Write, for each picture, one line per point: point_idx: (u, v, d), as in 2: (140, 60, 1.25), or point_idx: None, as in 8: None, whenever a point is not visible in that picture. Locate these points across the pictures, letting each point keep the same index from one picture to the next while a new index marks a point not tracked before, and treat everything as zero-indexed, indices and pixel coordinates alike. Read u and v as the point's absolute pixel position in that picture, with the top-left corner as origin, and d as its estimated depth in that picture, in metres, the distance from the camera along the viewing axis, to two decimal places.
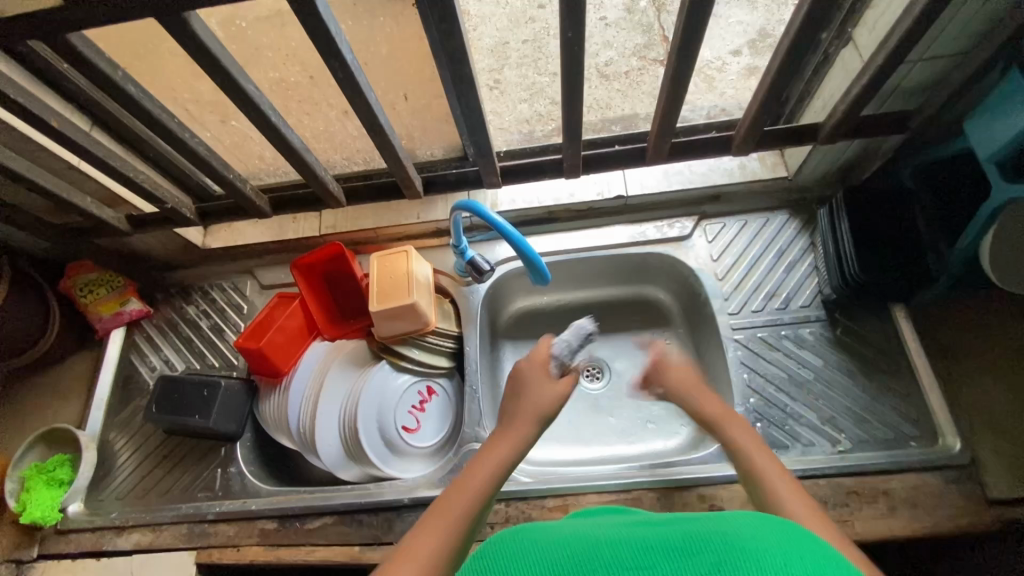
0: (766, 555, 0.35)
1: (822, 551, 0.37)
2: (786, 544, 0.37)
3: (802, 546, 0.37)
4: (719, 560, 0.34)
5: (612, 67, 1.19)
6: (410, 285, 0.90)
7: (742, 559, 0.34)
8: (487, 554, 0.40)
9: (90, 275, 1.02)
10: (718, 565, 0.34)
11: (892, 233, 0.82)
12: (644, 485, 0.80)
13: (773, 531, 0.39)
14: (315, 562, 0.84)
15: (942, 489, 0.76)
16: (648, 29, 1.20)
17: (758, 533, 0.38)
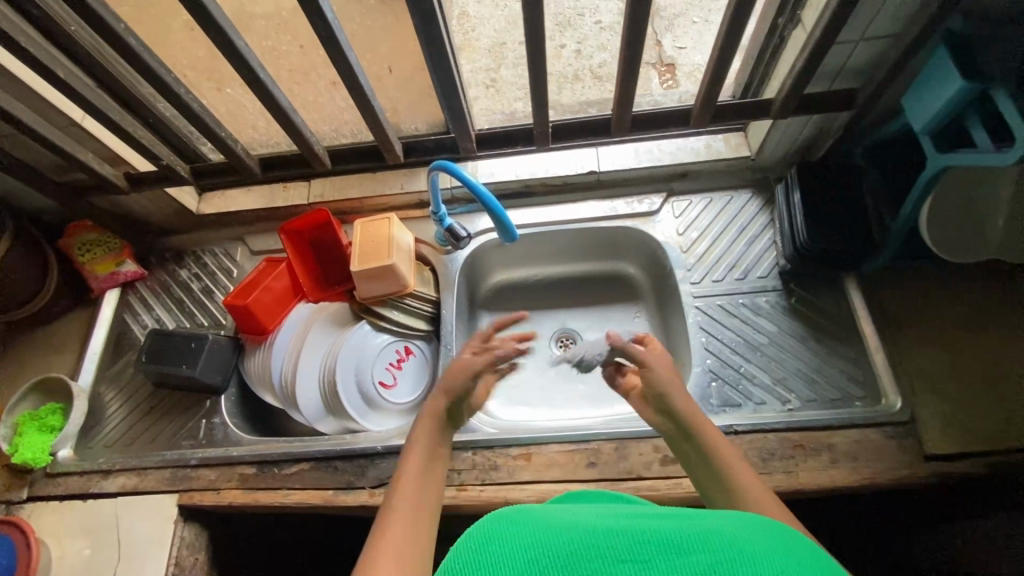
0: (762, 560, 0.37)
1: (811, 554, 0.40)
2: (779, 545, 0.39)
3: (793, 547, 0.40)
4: (716, 561, 0.37)
5: (607, 69, 1.34)
6: (390, 247, 0.95)
7: (739, 563, 0.36)
8: (485, 539, 0.42)
9: (89, 234, 1.07)
10: (715, 565, 0.36)
11: (841, 206, 0.87)
12: (603, 436, 0.85)
13: (766, 531, 0.41)
14: (289, 505, 0.88)
15: (882, 443, 0.81)
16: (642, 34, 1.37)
17: (753, 532, 0.40)
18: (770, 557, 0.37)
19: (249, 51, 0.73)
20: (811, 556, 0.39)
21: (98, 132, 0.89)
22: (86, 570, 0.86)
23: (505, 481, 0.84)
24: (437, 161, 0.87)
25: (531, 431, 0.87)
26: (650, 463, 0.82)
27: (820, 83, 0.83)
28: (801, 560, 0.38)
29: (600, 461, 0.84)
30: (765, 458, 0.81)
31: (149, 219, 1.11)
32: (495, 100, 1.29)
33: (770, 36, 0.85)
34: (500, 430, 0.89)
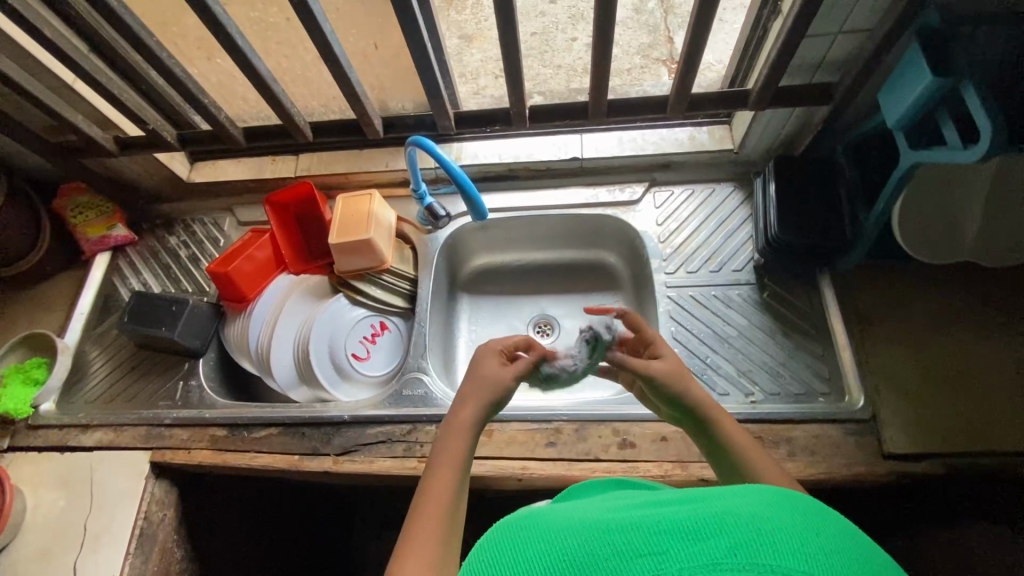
0: (780, 536, 0.36)
1: (828, 522, 0.38)
2: (797, 519, 0.38)
3: (817, 520, 0.38)
4: (735, 542, 0.35)
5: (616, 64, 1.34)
6: (368, 223, 0.97)
7: (758, 543, 0.35)
8: (502, 550, 0.41)
9: (81, 198, 1.10)
10: (734, 548, 0.35)
11: (818, 202, 0.87)
12: (564, 418, 0.86)
13: (778, 501, 0.39)
14: (255, 468, 0.90)
15: (840, 440, 0.81)
16: (654, 30, 1.37)
17: (770, 506, 0.39)
18: (790, 536, 0.36)
19: (229, 20, 0.74)
20: (825, 524, 0.38)
21: (89, 94, 0.91)
22: (60, 518, 0.90)
23: None
24: (414, 137, 0.88)
25: None
26: (608, 446, 0.83)
27: (799, 76, 0.83)
28: (822, 530, 0.37)
29: (559, 441, 0.85)
30: None
31: (141, 185, 1.14)
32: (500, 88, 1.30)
33: (754, 27, 0.85)
34: None
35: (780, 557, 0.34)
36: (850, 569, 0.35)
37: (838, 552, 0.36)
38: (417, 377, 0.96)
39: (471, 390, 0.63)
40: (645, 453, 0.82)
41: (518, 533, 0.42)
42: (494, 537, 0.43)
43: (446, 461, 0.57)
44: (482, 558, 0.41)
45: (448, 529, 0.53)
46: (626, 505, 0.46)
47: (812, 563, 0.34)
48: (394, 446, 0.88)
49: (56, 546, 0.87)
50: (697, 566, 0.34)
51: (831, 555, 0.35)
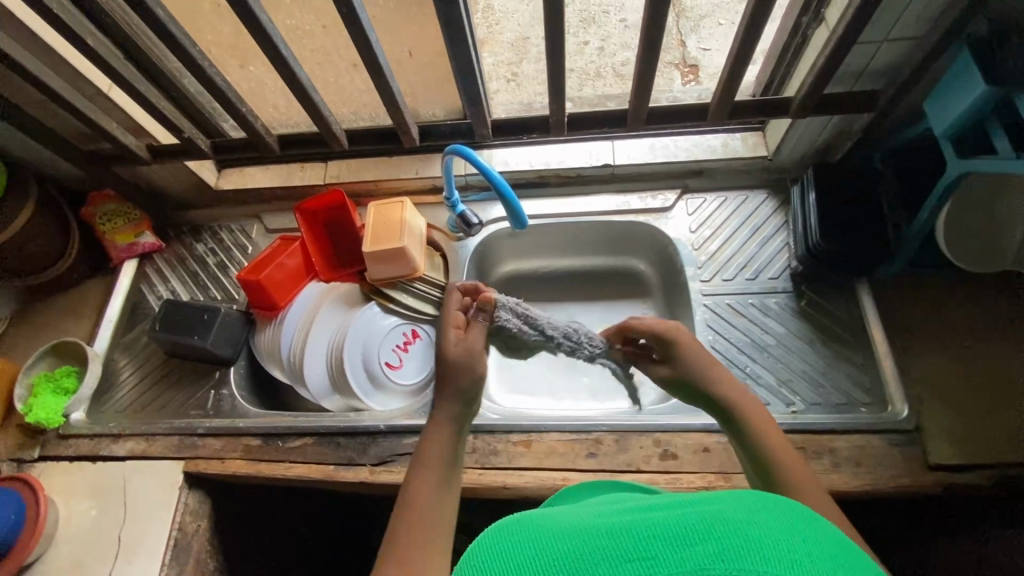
0: (768, 544, 0.36)
1: (816, 531, 0.39)
2: (785, 525, 0.38)
3: (809, 532, 0.38)
4: (722, 550, 0.35)
5: (628, 68, 1.33)
6: (401, 231, 0.96)
7: (746, 549, 0.35)
8: (494, 553, 0.42)
9: (110, 205, 1.09)
10: (720, 554, 0.35)
11: (859, 209, 0.86)
12: (603, 428, 0.85)
13: (769, 508, 0.40)
14: (291, 478, 0.89)
15: (885, 451, 0.80)
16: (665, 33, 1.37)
17: (759, 513, 0.39)
18: (774, 541, 0.36)
19: (274, 29, 0.73)
20: (814, 531, 0.38)
21: (124, 102, 0.91)
22: (93, 530, 0.89)
23: (504, 467, 0.85)
24: (452, 145, 0.88)
25: (532, 418, 0.88)
26: (650, 458, 0.83)
27: (841, 83, 0.82)
28: (808, 540, 0.37)
29: (599, 452, 0.84)
30: None
31: (168, 192, 1.13)
32: (516, 94, 1.29)
33: (794, 35, 0.85)
34: (502, 416, 0.89)
35: (765, 564, 0.35)
36: None
37: (823, 558, 0.36)
38: None
39: (445, 397, 0.74)
40: (688, 464, 0.81)
41: (512, 532, 0.43)
42: (486, 536, 0.44)
43: (428, 470, 0.65)
44: (475, 557, 0.42)
45: (433, 528, 0.59)
46: (618, 509, 0.47)
47: (798, 570, 0.34)
48: None
49: (89, 559, 0.87)
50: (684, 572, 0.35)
51: (817, 562, 0.35)
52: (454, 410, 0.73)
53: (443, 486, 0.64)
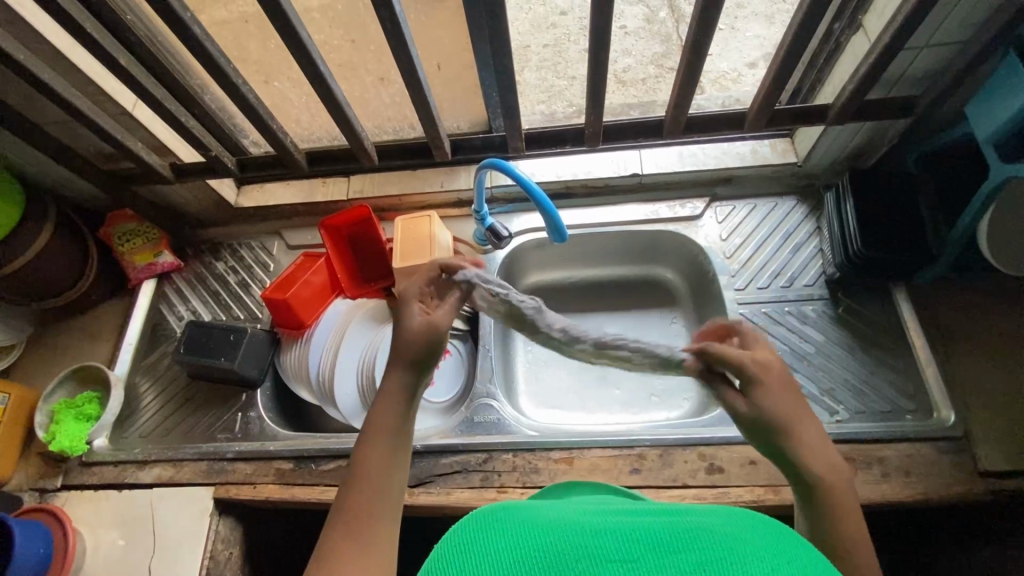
0: (752, 558, 0.35)
1: (801, 552, 0.37)
2: (770, 543, 0.37)
3: (801, 557, 0.36)
4: (702, 559, 0.35)
5: (631, 74, 1.32)
6: (432, 245, 0.95)
7: (725, 561, 0.34)
8: (470, 531, 0.40)
9: (128, 224, 1.06)
10: (699, 564, 0.34)
11: (896, 215, 0.86)
12: (646, 443, 0.84)
13: (763, 528, 0.39)
14: (326, 502, 0.87)
15: (935, 459, 0.79)
16: (666, 39, 1.37)
17: (749, 529, 0.38)
18: (746, 552, 0.35)
19: (312, 44, 0.73)
20: (797, 553, 0.37)
21: (149, 120, 0.90)
22: (120, 562, 0.86)
23: (546, 484, 0.83)
24: (487, 159, 0.87)
25: (572, 434, 0.87)
26: (696, 472, 0.81)
27: (879, 89, 0.82)
28: (796, 561, 0.36)
29: (642, 467, 0.82)
30: None
31: (187, 211, 1.11)
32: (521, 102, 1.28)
33: (826, 41, 0.84)
34: (540, 433, 0.88)
35: None
36: None
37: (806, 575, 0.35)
38: (487, 403, 0.93)
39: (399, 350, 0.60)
40: (735, 478, 0.80)
41: (500, 514, 0.42)
42: (470, 517, 0.43)
43: (377, 437, 0.58)
44: (451, 537, 0.40)
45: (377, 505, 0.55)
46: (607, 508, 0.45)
47: None
48: (471, 476, 0.85)
49: None
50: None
51: None
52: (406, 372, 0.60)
53: (390, 458, 0.57)
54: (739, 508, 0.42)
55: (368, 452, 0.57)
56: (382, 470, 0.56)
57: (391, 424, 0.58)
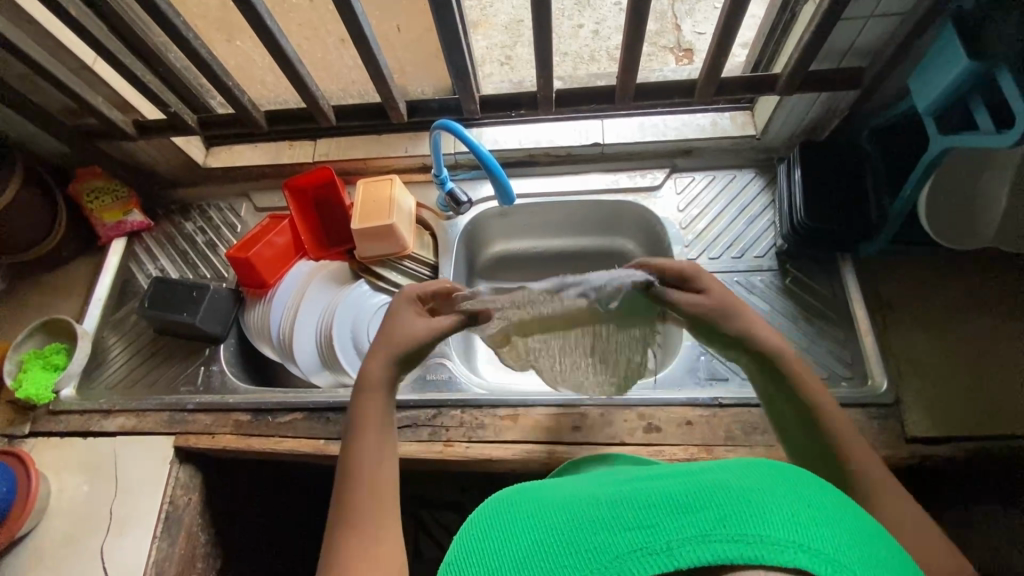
0: (772, 508, 0.36)
1: (819, 499, 0.38)
2: (789, 491, 0.38)
3: (819, 501, 0.38)
4: (722, 515, 0.35)
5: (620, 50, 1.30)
6: (390, 208, 0.97)
7: (747, 512, 0.35)
8: (491, 533, 0.43)
9: (96, 182, 1.08)
10: (723, 518, 0.35)
11: (843, 188, 0.87)
12: (589, 403, 0.87)
13: (781, 482, 0.39)
14: (281, 452, 0.90)
15: (864, 424, 0.81)
16: (661, 17, 1.33)
17: (765, 480, 0.39)
18: (769, 503, 0.36)
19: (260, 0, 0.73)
20: (816, 498, 0.38)
21: (108, 76, 0.91)
22: (85, 504, 0.90)
23: (490, 440, 0.86)
24: (441, 121, 0.88)
25: (519, 394, 0.89)
26: (634, 430, 0.84)
27: (828, 61, 0.82)
28: (816, 507, 0.37)
29: (584, 425, 0.85)
30: (748, 432, 0.82)
31: (155, 170, 1.13)
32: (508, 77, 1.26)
33: (782, 11, 0.85)
34: (489, 391, 0.91)
35: (768, 527, 0.34)
36: (848, 545, 0.35)
37: (829, 524, 0.36)
38: (441, 362, 0.96)
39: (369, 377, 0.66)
40: (671, 437, 0.83)
41: (508, 510, 0.45)
42: (484, 514, 0.46)
43: (364, 436, 0.62)
44: (470, 537, 0.44)
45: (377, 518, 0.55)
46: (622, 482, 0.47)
47: (799, 532, 0.34)
48: (420, 430, 0.88)
49: (81, 532, 0.88)
50: (687, 537, 0.34)
51: (821, 524, 0.35)
52: (389, 369, 0.66)
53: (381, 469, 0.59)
54: (747, 461, 0.43)
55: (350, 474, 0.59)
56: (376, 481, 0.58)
57: (375, 433, 0.62)
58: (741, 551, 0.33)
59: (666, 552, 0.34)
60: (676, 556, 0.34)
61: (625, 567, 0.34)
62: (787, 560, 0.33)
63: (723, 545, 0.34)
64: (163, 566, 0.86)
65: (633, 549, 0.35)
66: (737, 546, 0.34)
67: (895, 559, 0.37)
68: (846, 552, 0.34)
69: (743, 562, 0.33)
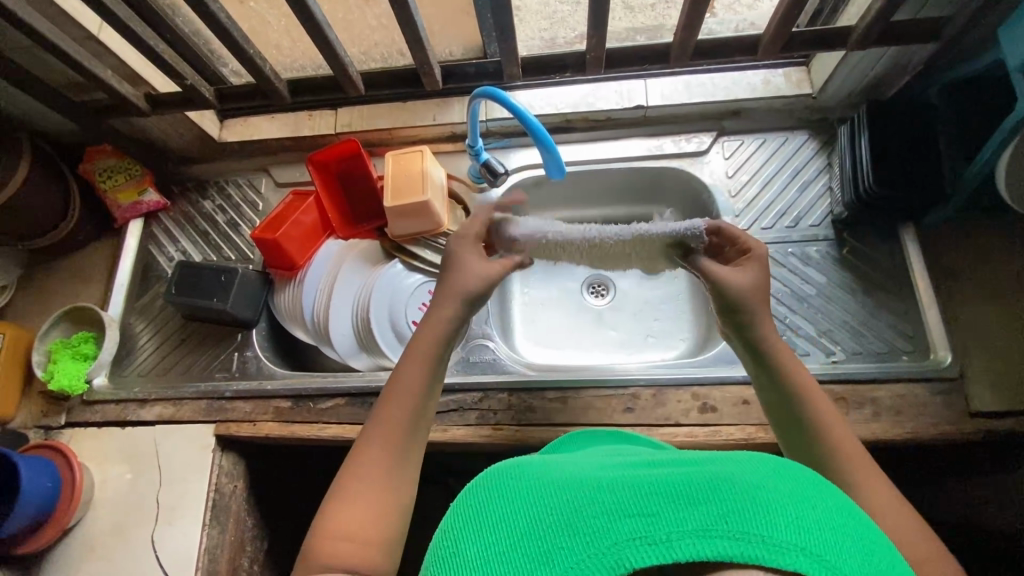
0: (776, 507, 0.33)
1: (822, 495, 0.36)
2: (797, 492, 0.35)
3: (829, 504, 0.35)
4: (727, 511, 0.32)
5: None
6: (424, 183, 0.91)
7: (750, 510, 0.32)
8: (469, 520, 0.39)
9: (108, 160, 1.03)
10: (724, 515, 0.32)
11: (911, 151, 0.81)
12: (641, 383, 0.84)
13: (791, 482, 0.36)
14: (325, 438, 0.88)
15: (927, 399, 0.79)
16: None
17: (769, 476, 0.36)
18: (779, 504, 0.33)
19: None
20: (825, 500, 0.35)
21: (116, 45, 0.84)
22: (130, 494, 0.89)
23: (541, 423, 0.84)
24: (481, 87, 0.82)
25: (567, 374, 0.87)
26: (688, 411, 0.82)
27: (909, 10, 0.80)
28: (824, 506, 0.34)
29: (636, 406, 0.83)
30: None
31: (168, 146, 1.06)
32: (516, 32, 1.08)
33: None
34: (536, 373, 0.88)
35: (772, 528, 0.31)
36: (857, 553, 0.32)
37: (834, 528, 0.33)
38: (483, 343, 0.94)
39: (449, 300, 0.65)
40: (727, 416, 0.81)
41: (506, 483, 0.41)
42: (471, 499, 0.42)
43: (411, 365, 0.62)
44: (452, 525, 0.40)
45: (402, 442, 0.59)
46: (618, 464, 0.43)
47: (810, 536, 0.31)
48: (467, 414, 0.86)
49: (129, 522, 0.87)
50: (687, 532, 0.32)
51: (829, 529, 0.32)
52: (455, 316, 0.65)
53: (423, 397, 0.61)
54: (755, 455, 0.40)
55: (397, 385, 0.61)
56: (414, 407, 0.60)
57: (425, 366, 0.62)
58: (741, 550, 0.31)
59: (665, 543, 0.31)
60: (674, 549, 0.31)
61: (621, 558, 0.32)
62: (787, 563, 0.30)
63: (725, 543, 0.31)
64: (215, 552, 0.86)
65: (633, 537, 0.32)
66: (739, 545, 0.31)
67: (895, 564, 0.34)
68: (855, 558, 0.31)
69: (743, 562, 0.30)
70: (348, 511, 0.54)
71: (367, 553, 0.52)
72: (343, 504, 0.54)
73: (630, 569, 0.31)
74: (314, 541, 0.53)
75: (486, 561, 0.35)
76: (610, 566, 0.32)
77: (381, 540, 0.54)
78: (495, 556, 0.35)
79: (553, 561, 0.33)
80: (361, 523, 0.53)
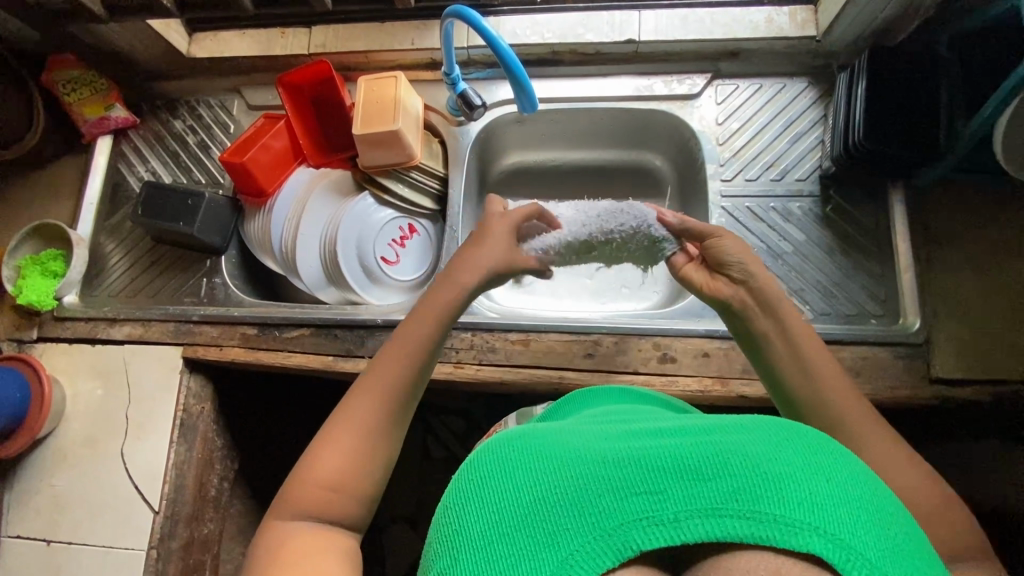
0: (790, 482, 0.33)
1: (832, 460, 0.36)
2: (809, 461, 0.35)
3: (836, 470, 0.35)
4: (736, 489, 0.33)
5: None
6: (396, 111, 0.87)
7: (761, 487, 0.33)
8: (466, 490, 0.38)
9: (72, 72, 0.98)
10: (734, 493, 0.33)
11: (908, 104, 0.76)
12: (603, 330, 0.84)
13: (798, 447, 0.36)
14: (289, 366, 0.89)
15: (888, 363, 0.78)
16: None
17: (779, 444, 0.36)
18: (789, 477, 0.33)
19: None
20: (841, 468, 0.35)
21: None
22: (101, 409, 0.91)
23: (501, 363, 0.85)
24: (453, 7, 0.76)
25: (531, 318, 0.87)
26: (648, 360, 0.82)
27: None
28: (837, 475, 0.35)
29: (598, 352, 0.83)
30: None
31: (136, 59, 1.02)
32: None
33: None
34: (501, 316, 0.88)
35: (783, 506, 0.32)
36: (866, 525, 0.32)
37: (848, 504, 0.33)
38: None
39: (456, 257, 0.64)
40: (686, 367, 0.81)
41: (505, 448, 0.40)
42: (472, 464, 0.41)
43: (418, 322, 0.60)
44: (455, 488, 0.40)
45: (394, 401, 0.57)
46: (615, 431, 0.41)
47: (820, 511, 0.32)
48: None
49: (101, 436, 0.90)
50: (696, 510, 0.32)
51: (841, 501, 0.33)
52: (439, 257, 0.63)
53: (418, 361, 0.59)
54: (760, 419, 0.39)
55: (393, 346, 0.59)
56: (408, 369, 0.58)
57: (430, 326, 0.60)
58: (752, 530, 0.32)
59: (673, 523, 0.32)
60: (681, 529, 0.32)
61: (630, 536, 0.32)
62: (800, 544, 0.31)
63: (733, 522, 0.32)
64: (183, 467, 0.89)
65: (641, 516, 0.33)
66: (747, 524, 0.32)
67: (908, 534, 0.34)
68: (862, 529, 0.32)
69: (752, 541, 0.31)
70: (326, 462, 0.53)
71: (337, 504, 0.52)
72: (322, 449, 0.54)
73: (637, 550, 0.32)
74: (291, 489, 0.52)
75: (487, 540, 0.34)
76: (619, 544, 0.32)
77: (355, 494, 0.53)
78: (496, 536, 0.34)
79: (559, 543, 0.33)
80: (336, 475, 0.53)
